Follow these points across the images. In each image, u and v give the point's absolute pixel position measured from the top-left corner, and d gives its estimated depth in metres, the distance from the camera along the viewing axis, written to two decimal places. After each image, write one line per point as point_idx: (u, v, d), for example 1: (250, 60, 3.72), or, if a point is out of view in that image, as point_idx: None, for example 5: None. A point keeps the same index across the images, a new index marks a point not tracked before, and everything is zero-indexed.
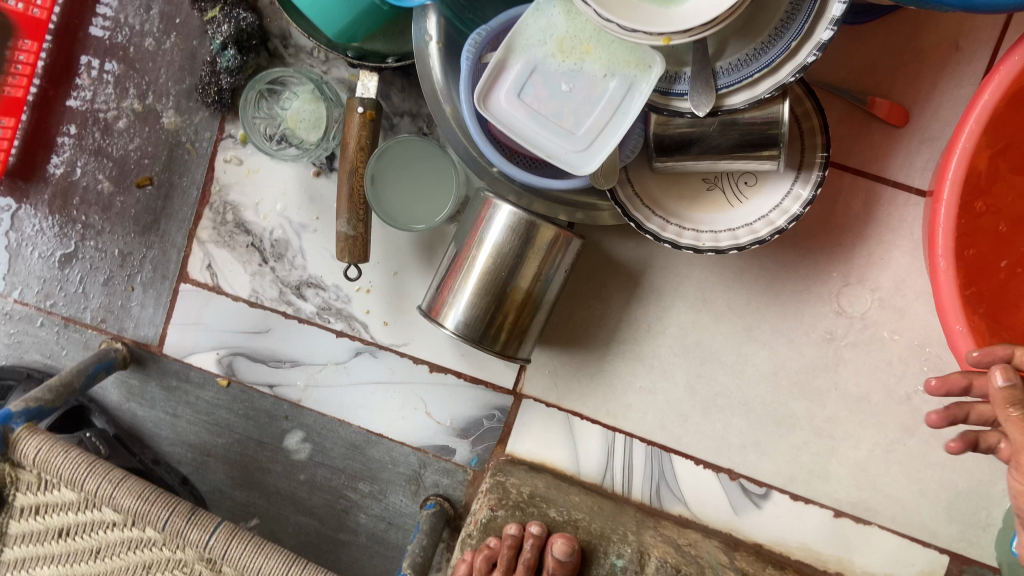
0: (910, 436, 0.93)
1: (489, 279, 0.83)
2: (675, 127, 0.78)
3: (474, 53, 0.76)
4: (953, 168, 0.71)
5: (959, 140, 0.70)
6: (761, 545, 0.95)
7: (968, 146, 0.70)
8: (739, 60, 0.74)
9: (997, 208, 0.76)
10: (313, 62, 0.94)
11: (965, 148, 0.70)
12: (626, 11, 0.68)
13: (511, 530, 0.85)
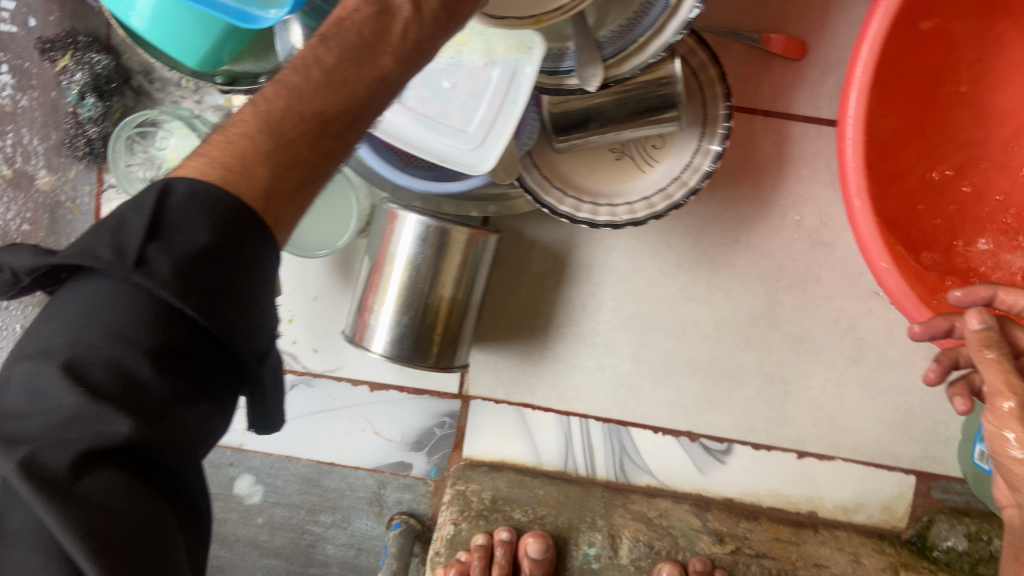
0: (860, 366, 0.92)
1: (410, 293, 0.80)
2: (569, 105, 0.75)
3: None
4: (854, 100, 0.68)
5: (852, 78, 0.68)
6: (732, 499, 0.95)
7: (864, 76, 0.67)
8: (622, 26, 0.70)
9: (878, 137, 0.77)
10: (183, 92, 0.89)
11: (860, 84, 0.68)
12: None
13: (478, 540, 0.86)
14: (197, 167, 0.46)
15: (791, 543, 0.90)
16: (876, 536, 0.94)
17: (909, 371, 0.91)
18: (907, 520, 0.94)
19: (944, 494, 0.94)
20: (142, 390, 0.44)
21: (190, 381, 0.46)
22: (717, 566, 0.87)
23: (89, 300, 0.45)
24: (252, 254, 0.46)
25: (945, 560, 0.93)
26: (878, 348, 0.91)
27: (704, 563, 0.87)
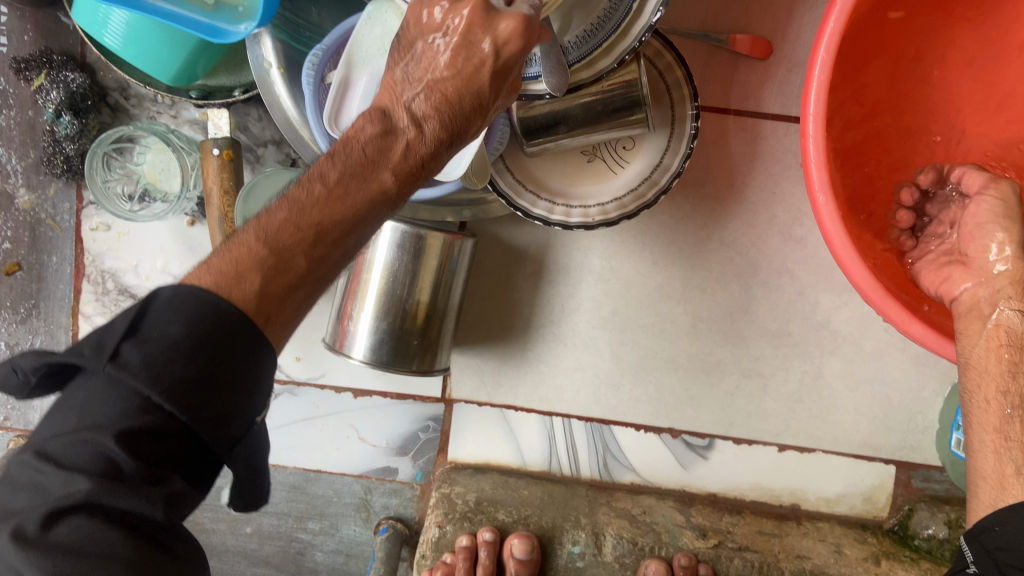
0: (835, 359, 0.93)
1: (389, 299, 0.81)
2: (540, 110, 0.76)
3: (314, 75, 0.72)
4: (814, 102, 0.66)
5: (814, 67, 0.66)
6: (715, 494, 0.96)
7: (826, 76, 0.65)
8: (585, 32, 0.70)
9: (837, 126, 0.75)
10: (160, 108, 0.88)
11: (822, 79, 0.65)
12: None
13: (486, 535, 0.89)
14: (196, 277, 0.49)
15: (774, 536, 0.91)
16: (858, 526, 0.95)
17: (883, 363, 0.93)
18: (889, 509, 0.96)
19: (924, 482, 0.95)
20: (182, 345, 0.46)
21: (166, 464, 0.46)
22: (699, 560, 0.90)
23: (85, 398, 0.46)
24: (247, 365, 0.49)
25: (927, 547, 0.93)
26: (852, 338, 0.92)
27: (690, 556, 0.89)
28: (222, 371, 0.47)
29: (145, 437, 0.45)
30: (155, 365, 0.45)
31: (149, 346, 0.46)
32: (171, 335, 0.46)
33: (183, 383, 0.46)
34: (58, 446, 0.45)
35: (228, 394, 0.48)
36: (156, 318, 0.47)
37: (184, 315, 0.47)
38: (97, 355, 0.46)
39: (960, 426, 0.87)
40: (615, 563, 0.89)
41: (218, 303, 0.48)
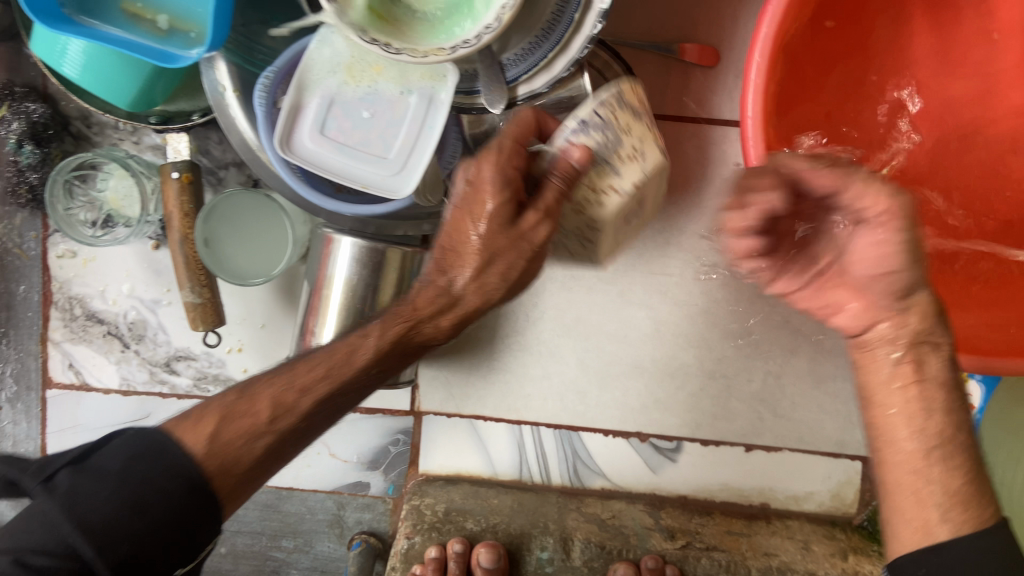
0: (797, 358, 0.94)
1: (351, 314, 0.82)
2: (490, 121, 0.78)
3: (266, 97, 0.73)
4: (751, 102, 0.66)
5: (749, 73, 0.65)
6: (686, 496, 0.97)
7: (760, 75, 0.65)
8: (525, 48, 0.73)
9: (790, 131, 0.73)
10: (121, 135, 0.90)
11: (757, 81, 0.65)
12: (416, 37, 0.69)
13: (457, 547, 0.92)
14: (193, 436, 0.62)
15: (742, 536, 0.93)
16: (827, 523, 0.96)
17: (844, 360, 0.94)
18: (857, 505, 0.97)
19: None
20: (120, 495, 0.58)
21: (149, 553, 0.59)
22: (667, 561, 0.93)
23: (45, 515, 0.57)
24: (198, 509, 0.60)
25: None
26: (813, 336, 0.93)
27: (657, 558, 0.92)
28: (172, 515, 0.59)
29: (125, 522, 0.58)
30: (88, 497, 0.58)
31: (88, 473, 0.59)
32: (114, 469, 0.59)
33: (109, 513, 0.58)
34: (35, 518, 0.58)
35: (179, 543, 0.60)
36: (110, 456, 0.60)
37: (132, 451, 0.60)
38: (38, 477, 0.60)
39: None
40: (584, 567, 0.92)
41: (166, 445, 0.61)
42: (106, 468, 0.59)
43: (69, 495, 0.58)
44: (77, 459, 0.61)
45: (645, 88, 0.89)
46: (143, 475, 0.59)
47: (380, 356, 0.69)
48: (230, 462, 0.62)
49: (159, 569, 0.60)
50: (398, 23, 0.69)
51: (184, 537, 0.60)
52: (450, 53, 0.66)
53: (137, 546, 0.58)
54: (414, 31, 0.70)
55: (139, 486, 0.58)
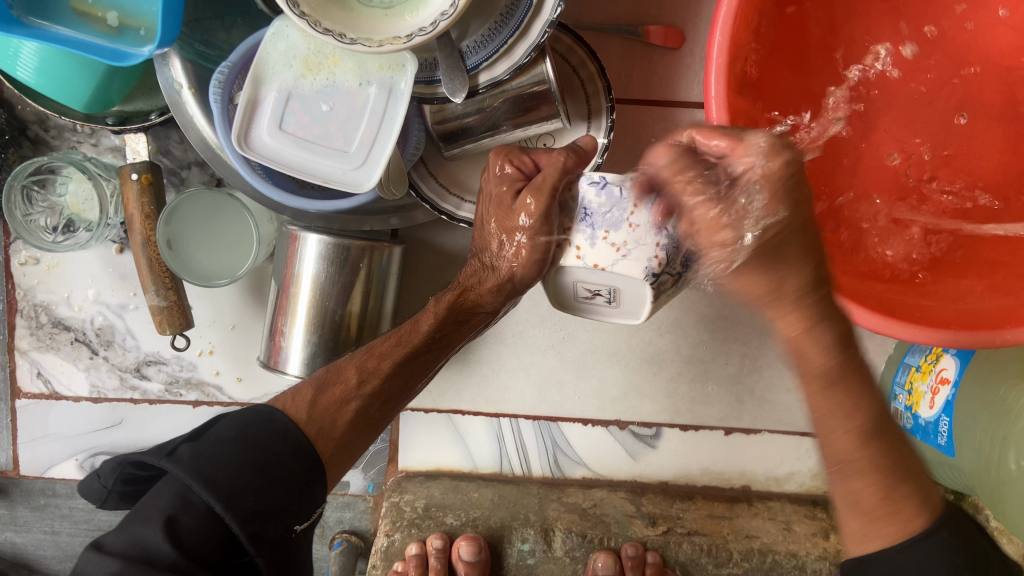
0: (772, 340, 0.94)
1: (319, 312, 0.80)
2: (453, 112, 0.77)
3: (221, 93, 0.72)
4: (717, 70, 0.65)
5: (713, 47, 0.65)
6: (667, 482, 0.97)
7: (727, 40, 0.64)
8: (484, 35, 0.72)
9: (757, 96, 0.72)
10: (79, 137, 0.88)
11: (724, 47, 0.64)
12: (371, 27, 0.67)
13: (436, 542, 0.91)
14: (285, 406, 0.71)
15: (724, 519, 0.93)
16: (808, 503, 0.96)
17: None
18: None
19: None
20: (246, 462, 0.66)
21: (268, 508, 0.66)
22: (649, 547, 0.93)
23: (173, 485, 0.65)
24: (298, 471, 0.68)
25: None
26: None
27: (637, 546, 0.92)
28: (269, 473, 0.66)
29: (252, 491, 0.65)
30: (211, 458, 0.65)
31: (205, 443, 0.67)
32: (231, 439, 0.68)
33: (235, 475, 0.65)
34: (173, 497, 0.64)
35: (294, 501, 0.68)
36: (221, 430, 0.69)
37: (243, 425, 0.69)
38: (160, 454, 0.66)
39: (897, 396, 0.88)
40: (565, 557, 0.92)
41: (271, 414, 0.70)
42: (221, 438, 0.68)
43: (199, 463, 0.65)
44: (192, 438, 0.68)
45: (610, 73, 0.88)
46: (261, 443, 0.68)
47: (439, 321, 0.74)
48: (327, 427, 0.71)
49: (279, 530, 0.67)
50: (353, 15, 0.67)
51: (298, 491, 0.68)
52: (405, 41, 0.65)
53: (261, 499, 0.65)
54: (370, 20, 0.67)
55: (246, 450, 0.67)
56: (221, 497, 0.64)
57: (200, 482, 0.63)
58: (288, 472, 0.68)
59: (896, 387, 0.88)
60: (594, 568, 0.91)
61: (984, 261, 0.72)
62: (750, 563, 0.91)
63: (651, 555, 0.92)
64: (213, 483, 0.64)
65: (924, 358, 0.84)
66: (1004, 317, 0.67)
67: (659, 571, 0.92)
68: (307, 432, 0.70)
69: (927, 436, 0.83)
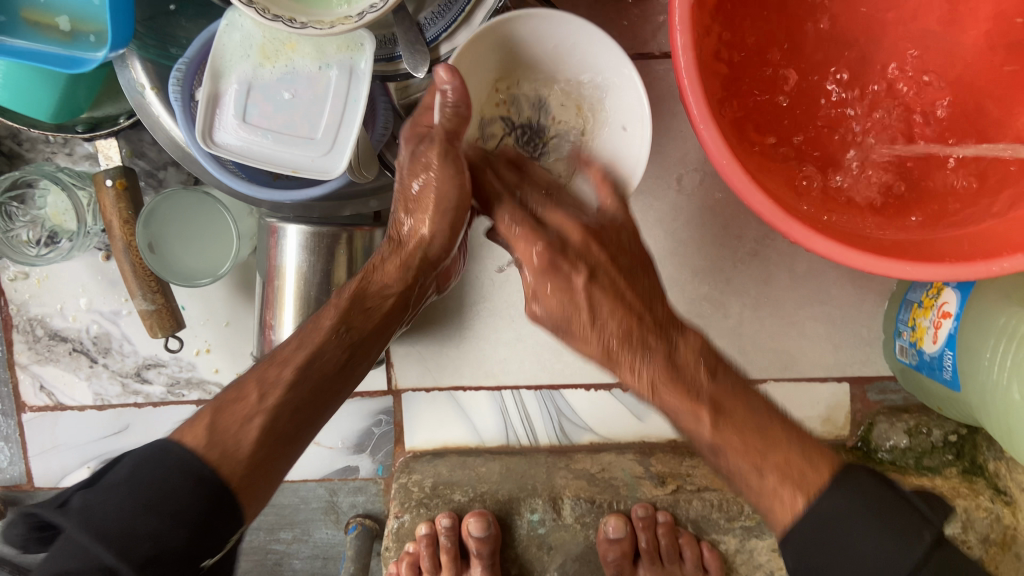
0: (770, 287, 0.92)
1: (307, 303, 0.80)
2: (416, 87, 0.78)
3: (182, 91, 0.71)
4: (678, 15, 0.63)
5: None
6: (675, 440, 0.95)
7: None
8: (438, 7, 0.70)
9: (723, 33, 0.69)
10: (54, 148, 0.88)
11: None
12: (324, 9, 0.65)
13: (445, 520, 0.92)
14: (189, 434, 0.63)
15: None
16: None
17: (822, 283, 0.92)
18: (849, 427, 0.96)
19: (881, 395, 0.95)
20: (142, 504, 0.57)
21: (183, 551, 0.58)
22: (659, 506, 0.93)
23: (67, 546, 0.57)
24: (205, 513, 0.59)
25: (891, 459, 0.94)
26: (785, 263, 0.91)
27: (647, 506, 0.93)
28: (164, 510, 0.57)
29: (148, 541, 0.56)
30: (102, 509, 0.57)
31: (98, 489, 0.59)
32: (124, 479, 0.59)
33: (127, 522, 0.57)
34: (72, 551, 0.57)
35: (196, 547, 0.58)
36: (121, 469, 0.60)
37: (137, 461, 0.60)
38: (59, 505, 0.60)
39: (902, 332, 0.86)
40: (576, 524, 0.92)
41: (168, 447, 0.61)
42: (114, 480, 0.59)
43: (89, 515, 0.57)
44: (92, 484, 0.61)
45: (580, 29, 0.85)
46: (158, 481, 0.58)
47: (343, 315, 0.69)
48: (230, 450, 0.62)
49: (189, 567, 0.59)
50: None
51: (208, 530, 0.59)
52: (357, 19, 0.63)
53: (161, 545, 0.57)
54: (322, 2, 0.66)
55: (138, 493, 0.58)
56: (116, 549, 0.56)
57: (92, 538, 0.56)
58: (191, 509, 0.58)
59: (901, 324, 0.86)
60: (605, 531, 0.91)
61: (971, 188, 0.69)
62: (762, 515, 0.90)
63: (661, 514, 0.93)
64: (104, 533, 0.56)
65: (925, 293, 0.82)
66: (995, 242, 0.64)
67: (670, 530, 0.92)
68: (216, 465, 0.60)
69: (933, 371, 0.81)
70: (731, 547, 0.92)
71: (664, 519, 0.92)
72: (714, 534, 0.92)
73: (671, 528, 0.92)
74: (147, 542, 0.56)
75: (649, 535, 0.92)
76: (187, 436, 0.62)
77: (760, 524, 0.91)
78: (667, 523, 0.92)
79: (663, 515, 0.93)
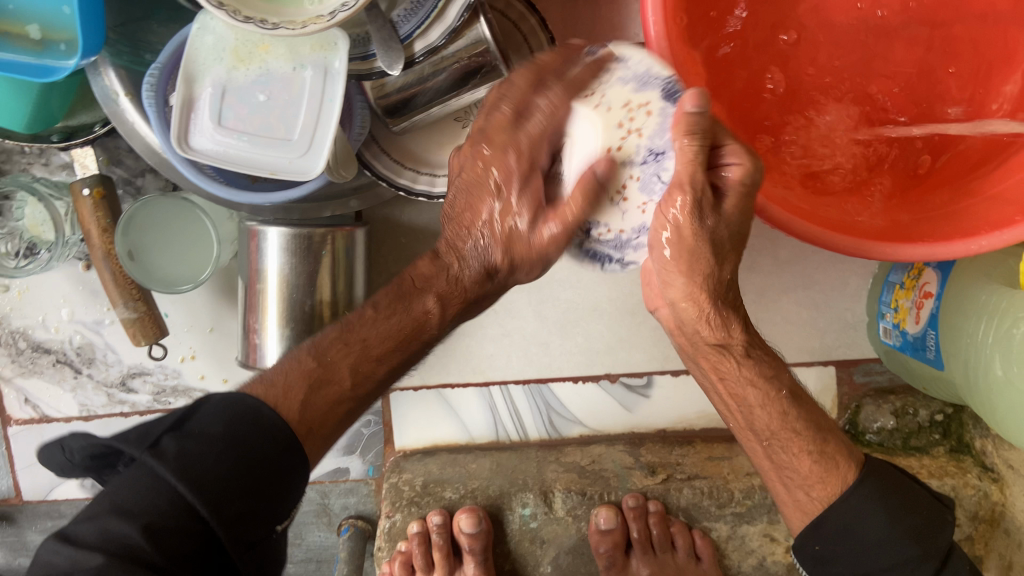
0: (753, 274, 0.92)
1: (291, 306, 0.80)
2: (393, 85, 0.75)
3: (155, 97, 0.71)
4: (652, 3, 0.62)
5: None
6: (665, 430, 0.96)
7: None
8: (410, 3, 0.70)
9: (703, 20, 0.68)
10: (29, 158, 0.87)
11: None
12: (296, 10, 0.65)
13: (437, 518, 0.92)
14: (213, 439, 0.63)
15: (724, 459, 0.93)
16: None
17: (805, 268, 0.92)
18: (837, 410, 0.96)
19: (867, 376, 0.96)
20: (241, 460, 0.58)
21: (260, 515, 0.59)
22: (650, 496, 0.94)
23: (142, 483, 0.55)
24: (287, 474, 0.61)
25: (877, 441, 0.95)
26: (768, 250, 0.91)
27: (638, 496, 0.93)
28: (256, 472, 0.58)
29: (234, 503, 0.57)
30: (196, 456, 0.56)
31: (188, 435, 0.57)
32: (217, 430, 0.58)
33: (223, 476, 0.56)
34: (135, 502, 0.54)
35: (271, 512, 0.60)
36: (206, 418, 0.59)
37: (228, 417, 0.60)
38: (141, 443, 0.56)
39: (885, 314, 0.86)
40: (567, 516, 0.92)
41: (259, 409, 0.61)
42: (203, 431, 0.58)
43: (180, 454, 0.56)
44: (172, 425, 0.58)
45: (554, 21, 0.85)
46: (250, 440, 0.59)
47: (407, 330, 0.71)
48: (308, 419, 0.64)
49: (261, 532, 0.59)
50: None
51: (281, 493, 0.60)
52: (329, 18, 0.63)
53: (250, 506, 0.57)
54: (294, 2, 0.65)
55: (234, 453, 0.58)
56: (206, 494, 0.55)
57: (185, 484, 0.54)
58: (275, 471, 0.60)
59: (884, 307, 0.87)
60: (597, 522, 0.92)
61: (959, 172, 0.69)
62: (753, 501, 0.91)
63: (652, 504, 0.94)
64: (200, 483, 0.55)
65: (907, 274, 0.82)
66: (981, 221, 0.64)
67: (661, 519, 0.93)
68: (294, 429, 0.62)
69: (917, 351, 0.81)
70: (723, 534, 0.92)
71: (655, 509, 0.94)
72: (706, 521, 0.93)
73: (662, 517, 0.93)
74: (240, 500, 0.57)
75: (640, 524, 0.93)
76: (274, 399, 0.63)
77: (750, 510, 0.91)
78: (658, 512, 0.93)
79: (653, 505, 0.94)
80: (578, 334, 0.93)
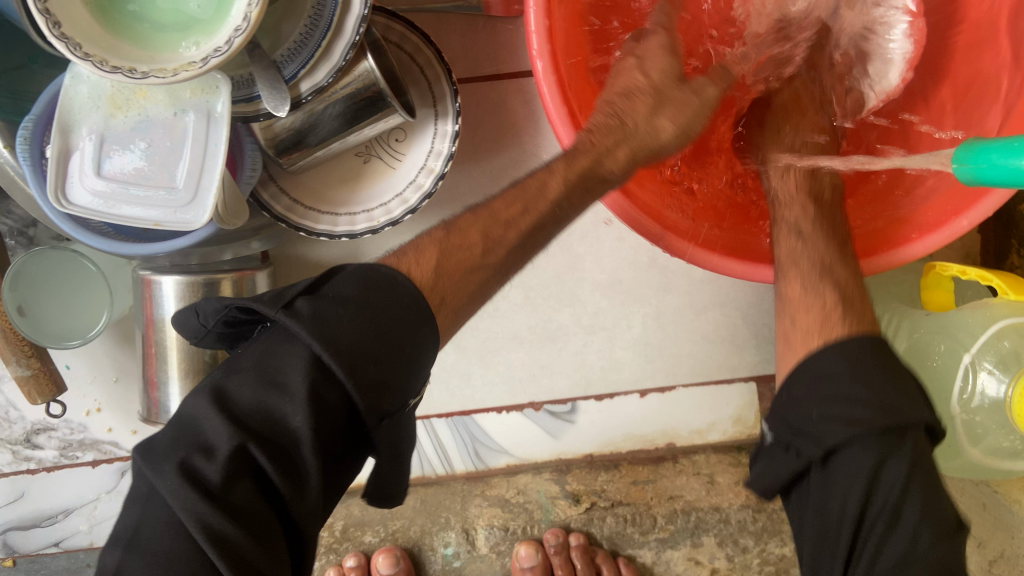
0: (670, 295, 0.90)
1: (192, 357, 0.77)
2: (283, 126, 0.73)
3: (30, 150, 0.68)
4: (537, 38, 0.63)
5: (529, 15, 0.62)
6: (591, 454, 0.96)
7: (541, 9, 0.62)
8: (296, 42, 0.68)
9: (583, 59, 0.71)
10: None
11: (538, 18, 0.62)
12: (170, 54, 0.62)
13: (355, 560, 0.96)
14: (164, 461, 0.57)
15: (647, 484, 0.97)
16: (732, 450, 0.97)
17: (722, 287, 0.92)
18: (758, 425, 0.97)
19: None
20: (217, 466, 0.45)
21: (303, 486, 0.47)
22: (572, 529, 0.99)
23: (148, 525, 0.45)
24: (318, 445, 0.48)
25: None
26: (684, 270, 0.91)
27: (558, 531, 0.99)
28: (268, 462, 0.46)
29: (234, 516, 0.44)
30: (171, 478, 0.45)
31: (161, 460, 0.46)
32: (191, 441, 0.46)
33: (211, 491, 0.44)
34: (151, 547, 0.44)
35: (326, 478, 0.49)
36: (183, 429, 0.47)
37: (193, 420, 0.47)
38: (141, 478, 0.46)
39: None
40: (491, 552, 0.98)
41: (208, 409, 0.47)
42: (176, 444, 0.46)
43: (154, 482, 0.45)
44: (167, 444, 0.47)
45: (454, 51, 0.84)
46: (230, 432, 0.46)
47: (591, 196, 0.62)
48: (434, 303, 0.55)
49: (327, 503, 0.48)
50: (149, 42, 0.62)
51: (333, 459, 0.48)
52: (201, 65, 0.60)
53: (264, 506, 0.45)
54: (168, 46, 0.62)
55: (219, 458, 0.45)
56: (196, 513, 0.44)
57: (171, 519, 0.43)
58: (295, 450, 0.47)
59: None
60: (520, 559, 0.98)
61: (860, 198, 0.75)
62: (675, 525, 0.97)
63: (574, 537, 0.99)
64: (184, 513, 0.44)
65: None
66: (880, 237, 0.70)
67: (583, 551, 0.99)
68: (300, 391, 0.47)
69: None
70: (647, 559, 0.99)
71: (576, 542, 0.99)
72: (629, 548, 0.99)
73: (584, 549, 0.99)
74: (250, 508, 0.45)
75: (563, 557, 0.98)
76: (241, 377, 0.48)
77: (673, 534, 0.98)
78: (579, 545, 0.99)
79: (574, 539, 0.99)
80: (500, 365, 0.91)
